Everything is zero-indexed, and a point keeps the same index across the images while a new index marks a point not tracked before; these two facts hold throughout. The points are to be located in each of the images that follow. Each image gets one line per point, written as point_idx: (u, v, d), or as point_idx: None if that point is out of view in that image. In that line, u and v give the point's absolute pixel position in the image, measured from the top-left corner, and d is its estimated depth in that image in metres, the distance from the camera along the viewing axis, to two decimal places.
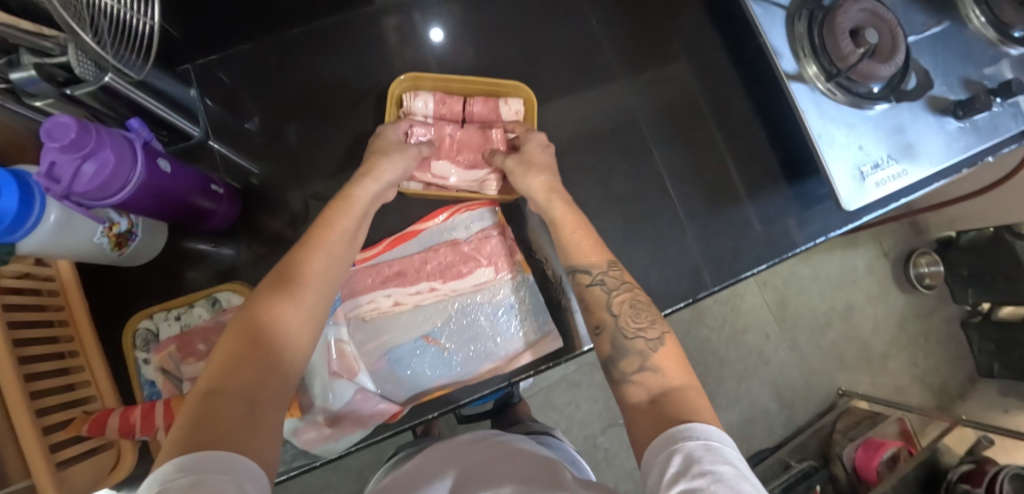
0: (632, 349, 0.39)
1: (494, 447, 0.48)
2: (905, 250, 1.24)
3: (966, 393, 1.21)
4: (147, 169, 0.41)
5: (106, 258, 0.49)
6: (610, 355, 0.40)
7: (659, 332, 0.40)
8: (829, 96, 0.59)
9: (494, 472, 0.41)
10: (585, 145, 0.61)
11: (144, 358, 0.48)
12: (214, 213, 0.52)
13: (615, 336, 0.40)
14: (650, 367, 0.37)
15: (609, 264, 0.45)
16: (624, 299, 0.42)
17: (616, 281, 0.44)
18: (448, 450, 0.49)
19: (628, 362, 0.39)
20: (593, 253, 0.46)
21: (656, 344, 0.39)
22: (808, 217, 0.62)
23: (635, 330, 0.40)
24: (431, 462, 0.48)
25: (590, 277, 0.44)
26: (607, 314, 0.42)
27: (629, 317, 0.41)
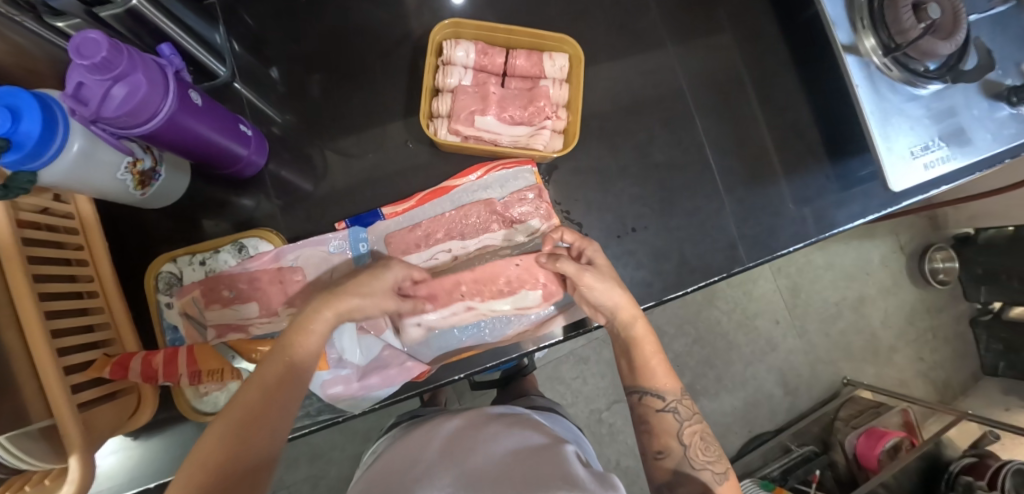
0: (700, 480, 0.38)
1: (503, 435, 0.45)
2: (921, 245, 1.23)
3: (967, 390, 1.22)
4: (177, 101, 0.38)
5: (129, 197, 0.47)
6: (674, 480, 0.39)
7: (723, 465, 0.40)
8: (883, 72, 0.56)
9: (509, 461, 0.39)
10: (626, 110, 0.58)
11: (167, 302, 0.47)
12: (241, 158, 0.50)
13: (681, 464, 0.39)
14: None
15: (680, 393, 0.42)
16: (696, 431, 0.41)
17: (687, 411, 0.42)
18: (460, 434, 0.47)
19: (690, 491, 0.38)
20: (667, 378, 0.42)
21: (721, 477, 0.39)
22: (849, 197, 0.60)
23: (701, 461, 0.39)
24: (436, 451, 0.44)
25: (661, 404, 0.42)
26: (675, 442, 0.40)
27: (700, 448, 0.40)
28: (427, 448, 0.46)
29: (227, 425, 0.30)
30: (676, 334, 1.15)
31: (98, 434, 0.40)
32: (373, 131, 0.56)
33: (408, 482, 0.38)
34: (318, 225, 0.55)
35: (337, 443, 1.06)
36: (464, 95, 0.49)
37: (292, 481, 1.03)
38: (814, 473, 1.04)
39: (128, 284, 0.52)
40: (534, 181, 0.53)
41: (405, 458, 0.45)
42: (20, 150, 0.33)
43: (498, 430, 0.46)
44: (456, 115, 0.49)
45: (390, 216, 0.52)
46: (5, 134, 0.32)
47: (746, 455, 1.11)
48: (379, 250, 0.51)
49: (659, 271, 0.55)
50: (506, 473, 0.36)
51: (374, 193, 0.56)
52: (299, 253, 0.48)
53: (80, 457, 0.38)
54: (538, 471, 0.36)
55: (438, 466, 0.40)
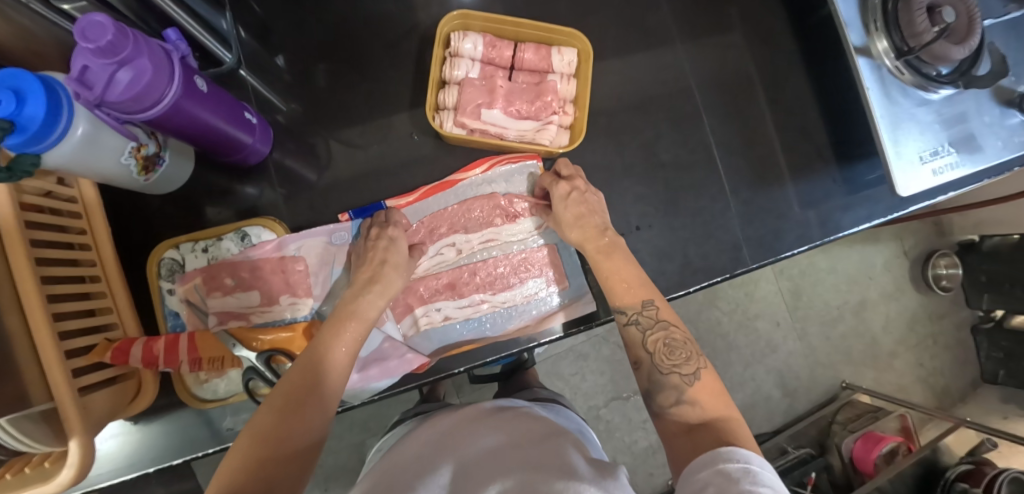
0: (669, 385, 0.37)
1: (503, 425, 0.47)
2: (925, 251, 1.22)
3: (966, 397, 1.22)
4: (182, 89, 0.38)
5: (132, 182, 0.46)
6: (647, 389, 0.38)
7: (695, 366, 0.38)
8: (895, 75, 0.55)
9: (508, 451, 0.40)
10: (634, 106, 0.58)
11: (168, 288, 0.46)
12: (245, 146, 0.50)
13: (651, 373, 0.39)
14: (687, 401, 0.36)
15: (644, 303, 0.42)
16: (658, 338, 0.39)
17: (651, 320, 0.41)
18: (461, 424, 0.49)
19: (665, 396, 0.37)
20: (628, 294, 0.42)
21: (692, 379, 0.37)
22: (856, 201, 0.59)
23: (669, 366, 0.38)
24: (437, 442, 0.46)
25: (626, 317, 0.42)
26: (643, 352, 0.40)
27: (664, 353, 0.39)
28: (428, 440, 0.47)
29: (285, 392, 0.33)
30: None
31: (99, 419, 0.41)
32: (379, 122, 0.56)
33: (408, 475, 0.39)
34: (321, 216, 0.55)
35: (336, 432, 1.07)
36: (471, 88, 0.48)
37: None
38: (810, 476, 1.04)
39: (130, 271, 0.52)
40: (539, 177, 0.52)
41: (408, 449, 0.46)
42: (24, 133, 0.33)
43: (499, 421, 0.48)
44: (462, 107, 0.48)
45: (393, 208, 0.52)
46: (9, 117, 0.32)
47: None
48: None
49: (662, 271, 0.54)
50: (506, 465, 0.38)
51: (378, 185, 0.55)
52: (303, 242, 0.48)
53: (81, 442, 0.38)
54: (539, 464, 0.37)
55: (438, 462, 0.41)
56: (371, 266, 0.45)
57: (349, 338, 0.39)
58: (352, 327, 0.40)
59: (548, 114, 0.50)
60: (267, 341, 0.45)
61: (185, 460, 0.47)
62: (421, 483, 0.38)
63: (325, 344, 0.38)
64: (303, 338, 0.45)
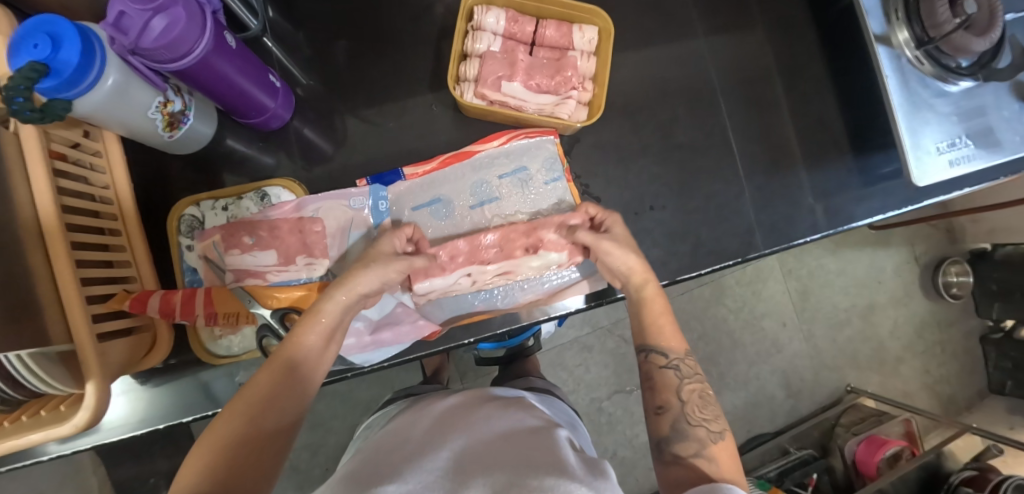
0: (694, 436, 0.37)
1: (493, 416, 0.46)
2: (936, 257, 1.21)
3: (972, 407, 1.21)
4: (211, 43, 0.39)
5: (156, 138, 0.47)
6: (667, 434, 0.38)
7: (721, 426, 0.38)
8: (914, 66, 0.55)
9: (491, 445, 0.39)
10: (653, 89, 0.58)
11: (188, 244, 0.47)
12: (267, 110, 0.50)
13: (677, 419, 0.39)
14: (705, 455, 0.37)
15: (684, 353, 0.42)
16: (694, 388, 0.41)
17: (689, 369, 0.42)
18: (453, 413, 0.48)
19: (683, 446, 0.37)
20: (673, 337, 0.43)
21: (717, 436, 0.38)
22: (870, 193, 0.59)
23: (698, 418, 0.39)
24: (424, 432, 0.45)
25: (664, 360, 0.42)
26: (673, 397, 0.40)
27: (698, 407, 0.39)
28: (417, 429, 0.46)
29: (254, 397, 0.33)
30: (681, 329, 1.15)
31: (115, 365, 0.41)
32: (399, 94, 0.57)
33: (396, 462, 0.38)
34: (339, 184, 0.56)
35: (340, 412, 1.08)
36: (492, 60, 0.49)
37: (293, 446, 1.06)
38: (811, 477, 1.04)
39: (149, 229, 0.53)
40: (555, 151, 0.53)
41: (395, 437, 0.45)
42: (59, 78, 0.34)
43: (488, 412, 0.47)
44: (483, 79, 0.49)
45: (411, 177, 0.52)
46: (45, 61, 0.33)
47: (744, 454, 1.11)
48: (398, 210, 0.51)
49: (674, 252, 0.55)
50: (492, 458, 0.37)
51: (395, 155, 0.56)
52: (321, 204, 0.49)
53: (97, 385, 0.38)
54: (531, 457, 0.36)
55: (431, 449, 0.40)
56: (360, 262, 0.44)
57: (322, 328, 0.38)
58: (319, 319, 0.38)
59: (567, 90, 0.50)
60: (283, 299, 0.46)
61: (192, 419, 0.47)
62: (410, 468, 0.36)
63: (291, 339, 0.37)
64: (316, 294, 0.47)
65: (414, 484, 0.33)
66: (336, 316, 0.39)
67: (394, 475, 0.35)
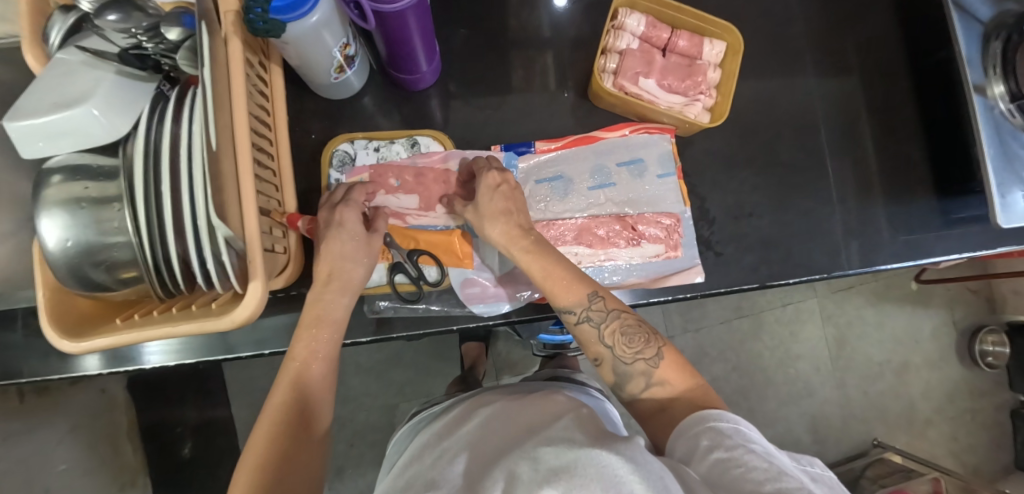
0: (635, 372, 0.42)
1: (516, 408, 0.47)
2: (973, 324, 1.23)
3: (996, 479, 1.20)
4: (413, 1, 0.44)
5: (323, 76, 0.52)
6: (618, 381, 0.43)
7: (655, 347, 0.42)
8: (1007, 118, 0.60)
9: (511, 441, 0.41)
10: (759, 108, 0.62)
11: (337, 177, 0.51)
12: (419, 72, 0.55)
13: (616, 365, 0.43)
14: (659, 382, 0.41)
15: (591, 296, 0.44)
16: (615, 329, 0.43)
17: (601, 313, 0.43)
18: (464, 418, 0.51)
19: (635, 383, 0.42)
20: (569, 291, 0.44)
21: (655, 361, 0.41)
22: (950, 233, 0.63)
23: (632, 353, 0.42)
24: (452, 437, 0.47)
25: (576, 316, 0.44)
26: (601, 346, 0.43)
27: (625, 344, 0.42)
28: (454, 435, 0.48)
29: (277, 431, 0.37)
30: (716, 357, 1.17)
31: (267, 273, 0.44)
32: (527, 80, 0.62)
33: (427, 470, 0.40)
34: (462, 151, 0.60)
35: (374, 388, 1.10)
36: (632, 58, 0.54)
37: (325, 415, 1.07)
38: None
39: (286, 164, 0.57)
40: (671, 148, 0.57)
41: (428, 449, 0.47)
42: None
43: (509, 406, 0.49)
44: (623, 71, 0.53)
45: (541, 152, 0.56)
46: None
47: None
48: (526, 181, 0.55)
49: (766, 259, 0.58)
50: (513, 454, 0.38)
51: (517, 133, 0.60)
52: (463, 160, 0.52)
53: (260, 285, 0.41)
54: (556, 435, 0.37)
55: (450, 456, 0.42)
56: (328, 262, 0.43)
57: (332, 299, 0.43)
58: (318, 326, 0.42)
59: (694, 92, 0.55)
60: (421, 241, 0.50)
61: None
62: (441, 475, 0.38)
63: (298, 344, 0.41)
64: (454, 241, 0.50)
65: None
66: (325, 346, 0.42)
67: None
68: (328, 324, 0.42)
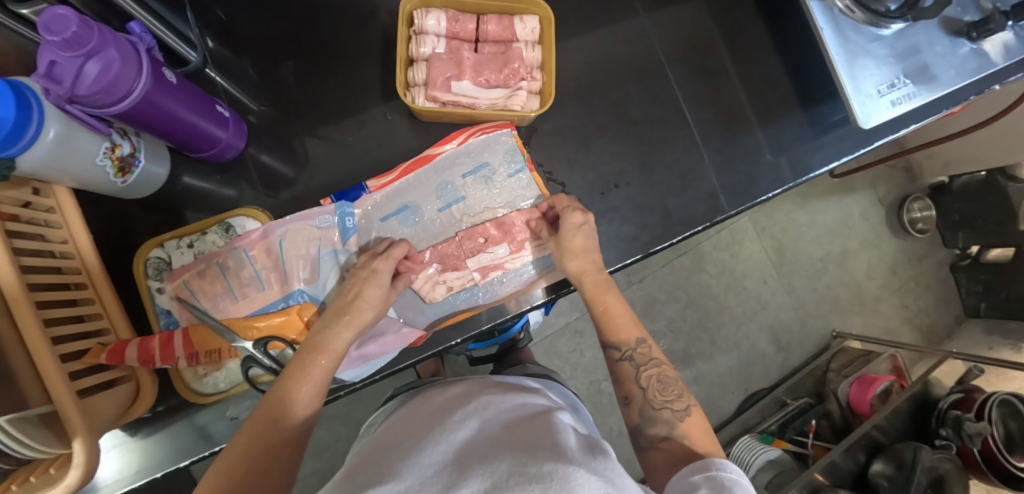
0: (661, 420, 0.39)
1: (493, 407, 0.41)
2: (899, 196, 1.26)
3: (952, 333, 1.26)
4: (151, 82, 0.38)
5: (109, 186, 0.46)
6: (638, 422, 0.40)
7: (685, 402, 0.40)
8: (847, 15, 0.57)
9: (498, 434, 0.34)
10: (601, 71, 0.59)
11: (158, 287, 0.46)
12: (220, 141, 0.50)
13: (643, 407, 0.41)
14: (676, 436, 0.38)
15: (638, 340, 0.44)
16: (652, 374, 0.42)
17: (643, 357, 0.43)
18: (449, 403, 0.44)
19: (655, 429, 0.39)
20: (626, 328, 0.44)
21: (683, 414, 0.39)
22: (825, 141, 0.61)
23: (661, 401, 0.40)
24: (424, 424, 0.40)
25: (621, 353, 0.43)
26: (635, 387, 0.42)
27: (657, 390, 0.41)
28: (431, 419, 0.41)
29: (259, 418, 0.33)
30: (667, 300, 1.17)
31: (99, 422, 0.40)
32: (354, 111, 0.57)
33: (394, 458, 0.33)
34: (305, 206, 0.56)
35: (342, 433, 1.08)
36: (439, 62, 0.49)
37: (301, 475, 1.04)
38: (810, 424, 1.07)
39: (116, 275, 0.52)
40: (514, 143, 0.53)
41: (387, 440, 0.40)
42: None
43: (489, 402, 0.42)
44: (432, 82, 0.49)
45: (375, 189, 0.51)
46: None
47: (743, 413, 1.14)
48: (368, 227, 0.51)
49: (644, 227, 0.56)
50: (492, 447, 0.32)
51: (359, 173, 0.56)
52: (287, 228, 0.48)
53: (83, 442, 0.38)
54: (523, 442, 0.32)
55: (426, 440, 0.35)
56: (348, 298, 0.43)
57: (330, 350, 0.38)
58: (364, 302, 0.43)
59: (517, 79, 0.51)
60: (263, 328, 0.45)
61: (191, 462, 0.47)
62: (405, 465, 0.31)
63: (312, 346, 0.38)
64: (297, 319, 0.46)
65: (410, 479, 0.28)
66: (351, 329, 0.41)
67: (386, 479, 0.29)
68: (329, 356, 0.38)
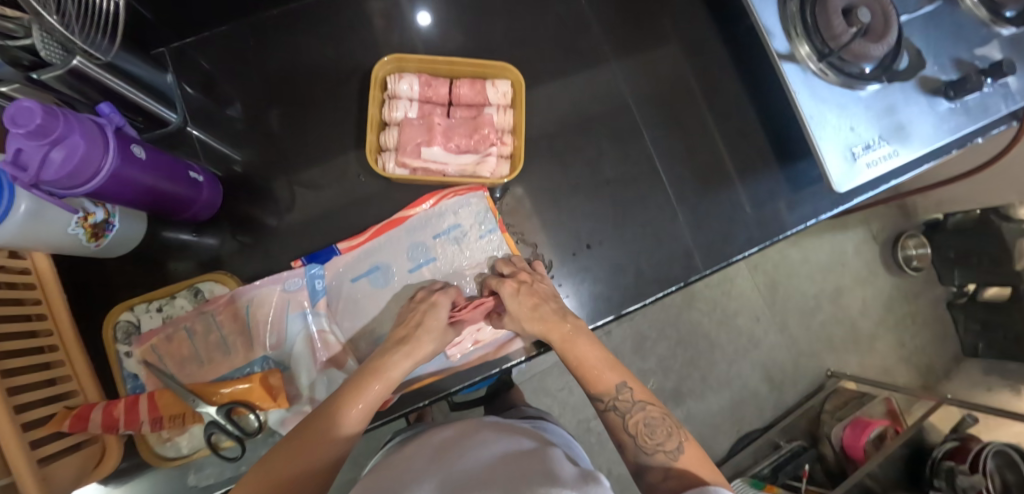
0: (655, 465, 0.39)
1: (487, 442, 0.39)
2: (893, 233, 1.25)
3: (950, 373, 1.24)
4: (119, 159, 0.40)
5: (82, 249, 0.47)
6: (636, 472, 0.39)
7: (677, 440, 0.39)
8: (821, 77, 0.57)
9: (495, 467, 0.33)
10: (574, 130, 0.60)
11: (126, 351, 0.47)
12: (193, 204, 0.51)
13: (637, 455, 0.40)
14: (674, 474, 0.37)
15: (618, 386, 0.43)
16: (639, 419, 0.41)
17: (627, 404, 0.42)
18: (443, 441, 0.42)
19: (652, 474, 0.39)
20: (603, 377, 0.43)
21: (677, 453, 0.39)
22: (801, 199, 0.61)
23: (653, 445, 0.40)
24: (428, 456, 0.39)
25: (604, 404, 0.43)
26: (625, 435, 0.41)
27: (646, 434, 0.40)
28: (424, 457, 0.39)
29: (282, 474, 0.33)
30: (658, 338, 1.16)
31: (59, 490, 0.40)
32: (331, 169, 0.58)
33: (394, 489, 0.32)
34: (279, 263, 0.56)
35: None
36: (410, 128, 0.52)
37: None
38: (804, 468, 1.05)
39: (90, 332, 0.52)
40: (486, 205, 0.53)
41: (389, 472, 0.38)
42: None
43: (483, 440, 0.40)
44: (403, 148, 0.51)
45: (347, 251, 0.52)
46: None
47: (736, 455, 1.12)
48: (337, 290, 0.51)
49: (616, 286, 0.56)
50: (487, 477, 0.30)
51: (333, 230, 0.56)
52: (256, 293, 0.49)
53: None
54: (517, 474, 0.30)
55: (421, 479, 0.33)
56: (408, 327, 0.45)
57: (370, 393, 0.40)
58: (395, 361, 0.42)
59: (487, 144, 0.53)
60: (228, 393, 0.45)
61: None
62: None
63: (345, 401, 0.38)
64: (260, 385, 0.45)
65: None
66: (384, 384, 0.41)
67: None
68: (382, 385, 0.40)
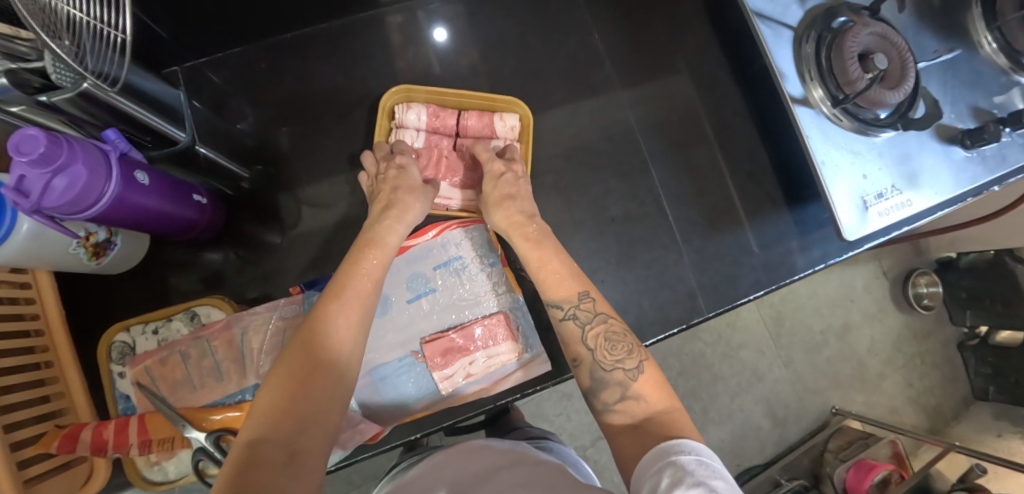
0: (611, 381, 0.37)
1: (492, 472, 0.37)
2: (903, 270, 1.23)
3: (960, 416, 1.20)
4: (121, 184, 0.40)
5: (83, 268, 0.47)
6: (589, 387, 0.39)
7: (637, 359, 0.38)
8: (834, 121, 0.56)
9: None
10: (580, 166, 0.60)
11: (119, 371, 0.48)
12: (193, 226, 0.51)
13: (593, 369, 0.39)
14: (630, 396, 0.36)
15: (581, 295, 0.42)
16: (598, 332, 0.40)
17: (588, 314, 0.41)
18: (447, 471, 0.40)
19: (608, 393, 0.37)
20: (565, 286, 0.43)
21: (635, 373, 0.37)
22: (809, 242, 0.59)
23: (612, 362, 0.38)
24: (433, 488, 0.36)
25: (563, 312, 0.42)
26: (583, 348, 0.40)
27: (605, 349, 0.39)
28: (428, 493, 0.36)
29: (281, 384, 0.31)
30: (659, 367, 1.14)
31: None
32: (336, 195, 0.58)
33: None
34: (280, 286, 0.56)
35: None
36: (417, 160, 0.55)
37: None
38: None
39: (87, 348, 0.52)
40: (487, 238, 0.55)
41: None
42: None
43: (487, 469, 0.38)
44: None
45: None
46: None
47: None
48: None
49: None
50: None
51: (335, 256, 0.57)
52: (253, 319, 0.49)
53: None
54: None
55: None
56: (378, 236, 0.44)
57: (348, 303, 0.37)
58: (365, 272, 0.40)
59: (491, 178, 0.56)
60: (218, 420, 0.44)
61: None
62: None
63: (323, 311, 0.36)
64: None
65: None
66: (358, 292, 0.39)
67: None
68: (359, 297, 0.38)
